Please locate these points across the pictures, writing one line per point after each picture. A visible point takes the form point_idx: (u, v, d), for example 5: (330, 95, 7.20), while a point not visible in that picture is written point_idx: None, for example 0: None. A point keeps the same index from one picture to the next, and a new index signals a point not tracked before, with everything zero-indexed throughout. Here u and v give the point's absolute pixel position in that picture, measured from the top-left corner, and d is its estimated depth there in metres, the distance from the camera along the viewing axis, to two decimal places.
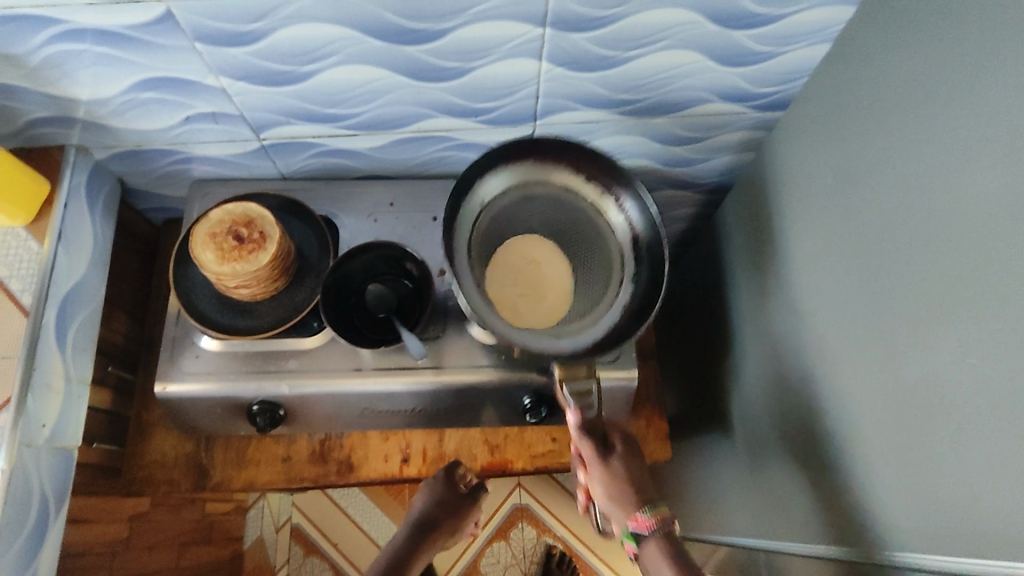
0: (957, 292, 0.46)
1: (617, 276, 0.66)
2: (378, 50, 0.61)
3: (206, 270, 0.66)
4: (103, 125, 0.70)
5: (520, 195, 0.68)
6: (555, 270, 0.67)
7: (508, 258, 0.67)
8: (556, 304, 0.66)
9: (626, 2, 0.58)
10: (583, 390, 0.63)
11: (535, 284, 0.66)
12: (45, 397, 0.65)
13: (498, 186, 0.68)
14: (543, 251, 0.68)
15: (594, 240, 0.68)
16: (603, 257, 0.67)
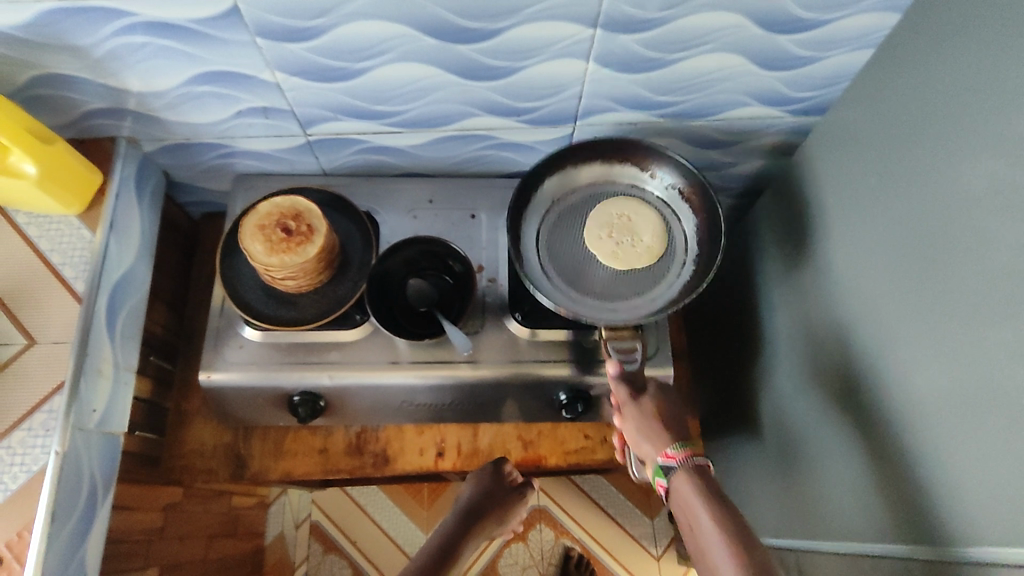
0: (1007, 290, 0.47)
1: (678, 258, 0.72)
2: (432, 49, 0.62)
3: (255, 261, 0.68)
4: (155, 118, 0.71)
5: (577, 195, 0.75)
6: (641, 217, 0.73)
7: (605, 215, 0.73)
8: (652, 248, 0.72)
9: (676, 5, 0.59)
10: (628, 346, 0.69)
11: (629, 234, 0.72)
12: (96, 382, 0.66)
13: (552, 188, 0.75)
14: (626, 204, 0.74)
15: (650, 215, 0.73)
16: (661, 227, 0.73)
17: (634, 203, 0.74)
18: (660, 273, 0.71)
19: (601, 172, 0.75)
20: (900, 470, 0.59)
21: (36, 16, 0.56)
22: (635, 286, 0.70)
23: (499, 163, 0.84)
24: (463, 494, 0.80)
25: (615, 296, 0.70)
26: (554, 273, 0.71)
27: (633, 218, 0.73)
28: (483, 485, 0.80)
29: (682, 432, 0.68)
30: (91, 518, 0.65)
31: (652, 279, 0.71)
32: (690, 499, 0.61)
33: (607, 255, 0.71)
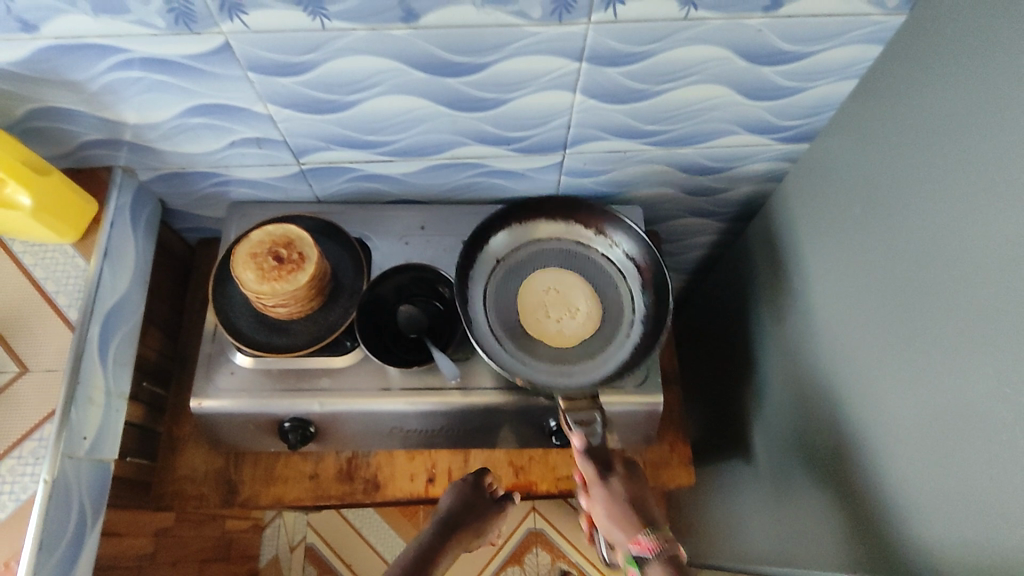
0: (994, 324, 0.48)
1: (628, 316, 0.76)
2: (421, 81, 0.64)
3: (247, 289, 0.68)
4: (150, 148, 0.72)
5: (524, 250, 0.78)
6: (573, 288, 0.77)
7: (537, 296, 0.76)
8: (589, 314, 0.76)
9: (661, 39, 0.60)
10: (585, 418, 0.69)
11: (565, 307, 0.76)
12: (87, 409, 0.67)
13: (502, 244, 0.78)
14: (554, 278, 0.77)
15: (599, 276, 0.78)
16: (609, 290, 0.77)
17: (563, 275, 0.77)
18: (607, 334, 0.75)
19: (553, 230, 0.79)
20: (895, 501, 0.59)
21: (34, 52, 0.57)
22: (585, 349, 0.74)
23: (491, 190, 0.85)
24: (441, 505, 0.74)
25: (566, 357, 0.73)
26: (503, 332, 0.74)
27: (565, 290, 0.77)
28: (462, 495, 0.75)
29: (652, 515, 0.68)
30: (79, 547, 0.65)
31: (601, 341, 0.74)
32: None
33: (547, 333, 0.74)
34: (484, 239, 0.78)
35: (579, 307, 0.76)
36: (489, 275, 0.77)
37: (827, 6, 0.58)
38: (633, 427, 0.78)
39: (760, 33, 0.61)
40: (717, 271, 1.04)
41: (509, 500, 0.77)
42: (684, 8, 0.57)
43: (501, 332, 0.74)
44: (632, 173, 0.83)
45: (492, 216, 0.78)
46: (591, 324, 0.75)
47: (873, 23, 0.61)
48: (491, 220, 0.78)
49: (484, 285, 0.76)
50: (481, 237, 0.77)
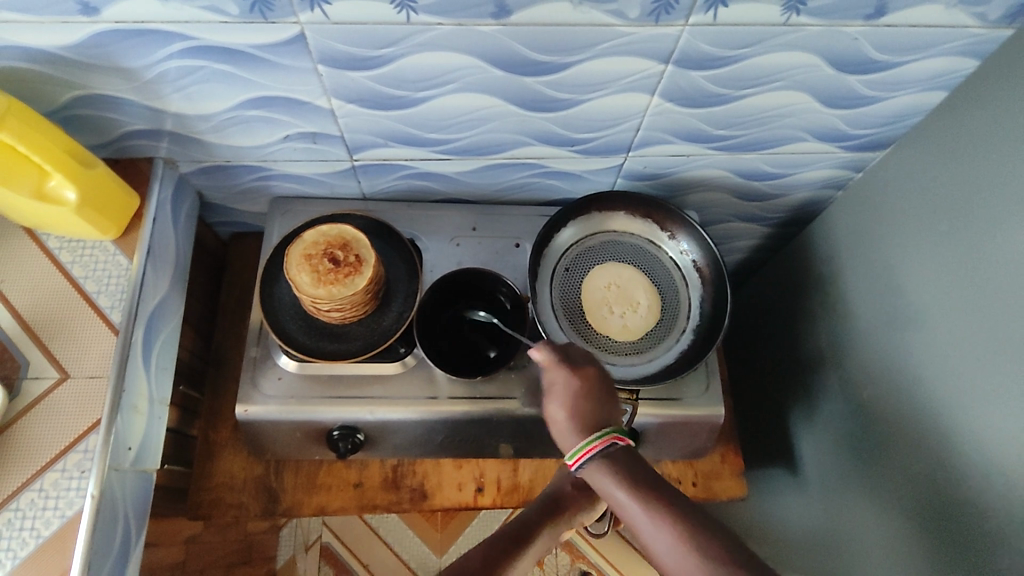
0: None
1: (681, 324, 0.74)
2: (497, 80, 0.60)
3: (302, 293, 0.65)
4: (197, 140, 0.68)
5: (594, 242, 0.77)
6: (634, 284, 0.75)
7: (598, 287, 0.75)
8: (651, 310, 0.74)
9: (754, 43, 0.58)
10: (618, 406, 0.66)
11: (627, 302, 0.74)
12: (131, 417, 0.63)
13: (566, 240, 0.76)
14: (617, 272, 0.76)
15: (666, 290, 0.76)
16: (672, 296, 0.75)
17: (619, 269, 0.76)
18: (661, 336, 0.73)
19: (623, 226, 0.78)
20: (977, 525, 0.58)
21: (89, 36, 0.53)
22: (637, 347, 0.73)
23: (544, 191, 0.82)
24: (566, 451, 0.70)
25: (615, 348, 0.72)
26: (564, 316, 0.73)
27: (625, 286, 0.75)
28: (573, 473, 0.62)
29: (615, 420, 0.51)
30: (123, 563, 0.62)
31: (650, 341, 0.73)
32: (598, 477, 0.47)
33: (606, 323, 0.73)
34: (558, 225, 0.76)
35: (640, 302, 0.75)
36: (556, 262, 0.76)
37: (929, 16, 0.56)
38: (690, 437, 0.76)
39: (855, 41, 0.59)
40: (761, 277, 1.03)
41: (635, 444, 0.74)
42: (786, 13, 0.54)
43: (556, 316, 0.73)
44: (690, 178, 0.81)
45: (571, 206, 0.76)
46: (651, 321, 0.74)
47: (971, 36, 0.59)
48: (572, 209, 0.76)
49: (550, 272, 0.75)
50: (557, 221, 0.76)
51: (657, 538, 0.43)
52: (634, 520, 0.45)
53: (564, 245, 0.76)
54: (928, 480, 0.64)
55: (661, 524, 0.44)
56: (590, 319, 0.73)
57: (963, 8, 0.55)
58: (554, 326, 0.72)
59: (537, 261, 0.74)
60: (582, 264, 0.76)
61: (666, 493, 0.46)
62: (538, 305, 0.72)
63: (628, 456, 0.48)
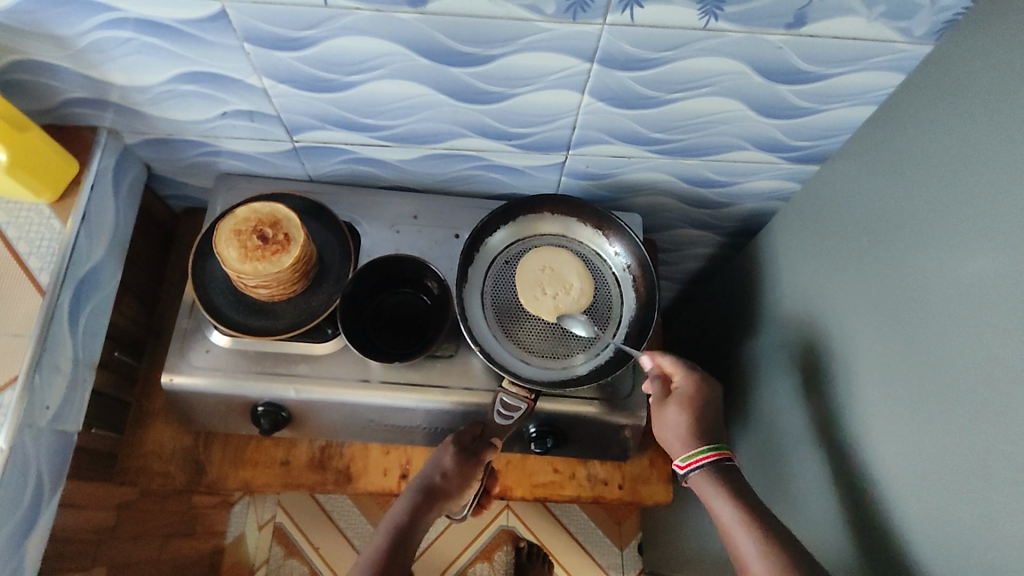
0: (983, 386, 0.47)
1: (605, 339, 0.73)
2: (424, 68, 0.61)
3: (228, 267, 0.66)
4: (138, 111, 0.69)
5: (539, 242, 0.77)
6: (568, 267, 0.75)
7: (532, 270, 0.75)
8: (582, 294, 0.74)
9: (677, 47, 0.58)
10: (513, 403, 0.69)
11: (560, 283, 0.74)
12: (52, 378, 0.64)
13: (509, 236, 0.77)
14: (554, 256, 0.75)
15: (600, 303, 0.75)
16: (603, 309, 0.74)
17: (558, 254, 0.76)
18: (582, 342, 0.73)
19: (570, 231, 0.78)
20: (876, 541, 0.58)
21: (16, 3, 0.54)
22: (554, 350, 0.72)
23: (489, 184, 0.83)
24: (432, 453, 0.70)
25: (532, 347, 0.72)
26: (491, 307, 0.73)
27: (559, 269, 0.75)
28: (442, 464, 0.67)
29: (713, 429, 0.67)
30: (34, 519, 0.63)
31: (571, 348, 0.72)
32: (710, 492, 0.63)
33: (536, 302, 0.73)
34: (506, 219, 0.77)
35: (573, 284, 0.74)
36: (496, 254, 0.76)
37: (851, 28, 0.56)
38: (615, 439, 0.76)
39: (780, 50, 0.59)
40: (714, 285, 1.03)
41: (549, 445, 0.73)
42: (704, 17, 0.55)
43: (481, 305, 0.73)
44: (635, 181, 0.81)
45: (520, 203, 0.76)
46: (582, 302, 0.73)
47: (896, 51, 0.59)
48: (521, 206, 0.76)
49: (488, 263, 0.75)
50: (505, 216, 0.76)
51: (741, 541, 0.59)
52: (733, 531, 0.60)
53: (509, 241, 0.77)
54: (839, 494, 0.64)
55: (752, 539, 0.58)
56: (514, 313, 0.73)
57: (884, 22, 0.55)
58: (478, 312, 0.73)
59: (473, 250, 0.75)
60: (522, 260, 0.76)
61: (765, 524, 0.59)
62: (465, 289, 0.73)
63: (730, 471, 0.63)
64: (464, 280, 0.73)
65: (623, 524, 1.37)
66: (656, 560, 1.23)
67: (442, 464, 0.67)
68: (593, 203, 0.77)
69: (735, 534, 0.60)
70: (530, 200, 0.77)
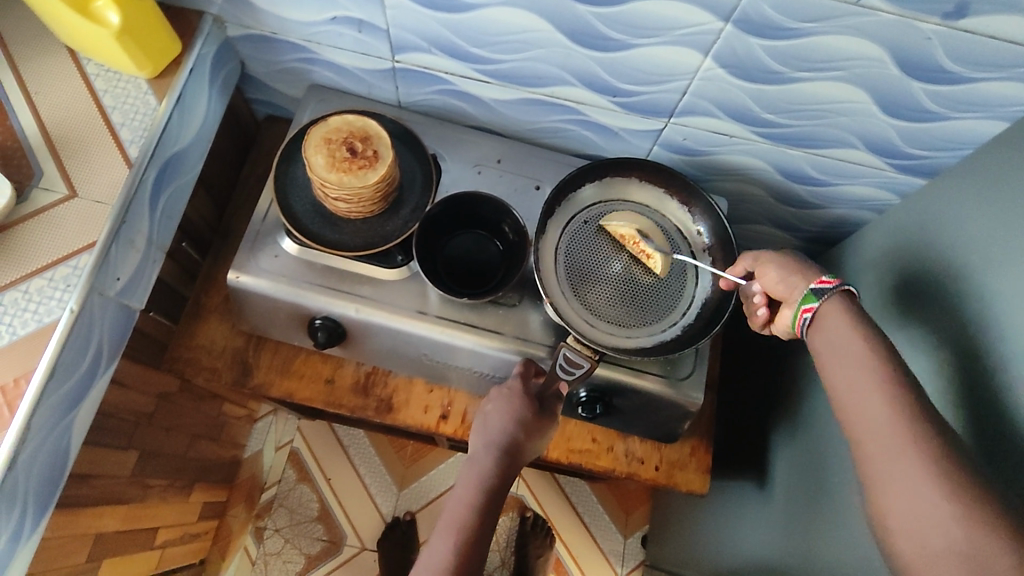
0: None
1: (673, 317, 0.71)
2: (549, 0, 0.59)
3: (314, 174, 0.66)
4: (249, 3, 0.68)
5: (623, 207, 0.75)
6: (647, 235, 0.73)
7: (610, 233, 0.72)
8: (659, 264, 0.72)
9: (822, 19, 0.55)
10: (577, 360, 0.66)
11: (638, 251, 0.72)
12: (127, 251, 0.64)
13: (593, 196, 0.75)
14: (636, 222, 0.73)
15: (674, 280, 0.72)
16: (677, 286, 0.72)
17: (639, 220, 0.73)
18: (651, 315, 0.71)
19: (655, 202, 0.75)
20: None
21: None
22: (622, 316, 0.70)
23: (578, 141, 0.80)
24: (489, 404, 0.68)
25: (600, 310, 0.70)
26: (565, 263, 0.72)
27: (638, 236, 0.72)
28: (517, 418, 0.65)
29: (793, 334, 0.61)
30: (88, 385, 0.64)
31: (638, 318, 0.70)
32: (839, 326, 0.53)
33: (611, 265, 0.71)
34: (593, 178, 0.75)
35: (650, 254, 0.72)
36: (578, 211, 0.74)
37: (1012, 30, 0.52)
38: (663, 418, 0.74)
39: (928, 41, 0.55)
40: None
41: (597, 407, 0.72)
42: None
43: (556, 259, 0.71)
44: (728, 163, 0.78)
45: (610, 163, 0.74)
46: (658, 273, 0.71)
47: None
48: (610, 166, 0.74)
49: (568, 218, 0.73)
50: (593, 175, 0.74)
51: (863, 376, 0.49)
52: (851, 363, 0.50)
53: (592, 201, 0.75)
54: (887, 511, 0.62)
55: (876, 376, 0.48)
56: (586, 275, 0.71)
57: None
58: (552, 265, 0.71)
59: (556, 203, 0.73)
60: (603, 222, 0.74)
61: (896, 363, 0.49)
62: (542, 239, 0.71)
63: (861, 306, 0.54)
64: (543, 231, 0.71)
65: (632, 514, 1.35)
66: (660, 554, 1.22)
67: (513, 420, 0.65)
68: (685, 177, 0.75)
69: (854, 367, 0.50)
70: (621, 164, 0.75)
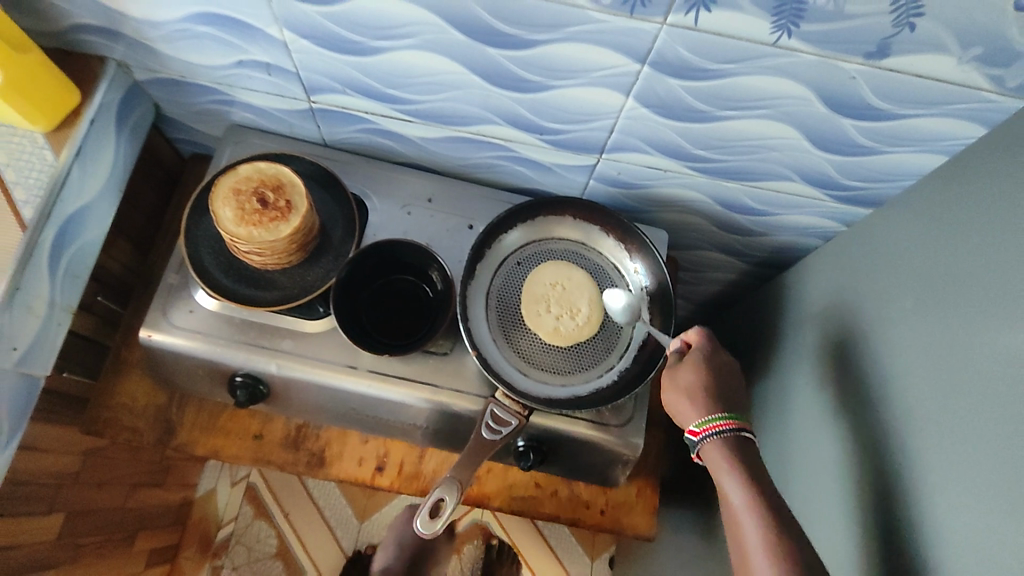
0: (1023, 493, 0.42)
1: (610, 361, 0.68)
2: (457, 44, 0.55)
3: (222, 228, 0.62)
4: (150, 47, 0.64)
5: (556, 246, 0.72)
6: (579, 285, 0.69)
7: (541, 284, 0.69)
8: (591, 318, 0.68)
9: (741, 60, 0.52)
10: (505, 417, 0.63)
11: (568, 304, 0.68)
12: (23, 318, 0.61)
13: (525, 236, 0.72)
14: (568, 272, 0.70)
15: (611, 324, 0.69)
16: (613, 330, 0.69)
17: (572, 271, 0.70)
18: (586, 361, 0.67)
19: (591, 239, 0.72)
20: None
21: None
22: (556, 364, 0.67)
23: (512, 176, 0.77)
24: None
25: (532, 359, 0.67)
26: (495, 310, 0.68)
27: (570, 287, 0.69)
28: None
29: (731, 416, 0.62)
30: None
31: (573, 365, 0.67)
32: (721, 466, 0.56)
33: (540, 319, 0.67)
34: (523, 219, 0.71)
35: (583, 306, 0.69)
36: (508, 255, 0.71)
37: (937, 69, 0.49)
38: (605, 464, 0.71)
39: (853, 80, 0.52)
40: (737, 315, 0.97)
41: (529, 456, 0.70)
42: (776, 32, 0.48)
43: (485, 308, 0.68)
44: (665, 196, 0.75)
45: (540, 202, 0.71)
46: (589, 327, 0.68)
47: (983, 100, 0.52)
48: (538, 206, 0.71)
49: (498, 262, 0.70)
50: (522, 216, 0.71)
51: (746, 524, 0.52)
52: (732, 511, 0.54)
53: (523, 243, 0.71)
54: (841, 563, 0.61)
55: (755, 522, 0.52)
56: (518, 322, 0.68)
57: (976, 67, 0.49)
58: (481, 314, 0.68)
59: (485, 246, 0.70)
60: (535, 264, 0.71)
61: (769, 506, 0.53)
62: (470, 286, 0.68)
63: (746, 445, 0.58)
64: (470, 279, 0.68)
65: (598, 536, 1.33)
66: None
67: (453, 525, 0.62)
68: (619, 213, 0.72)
69: (738, 518, 0.53)
70: (551, 202, 0.72)
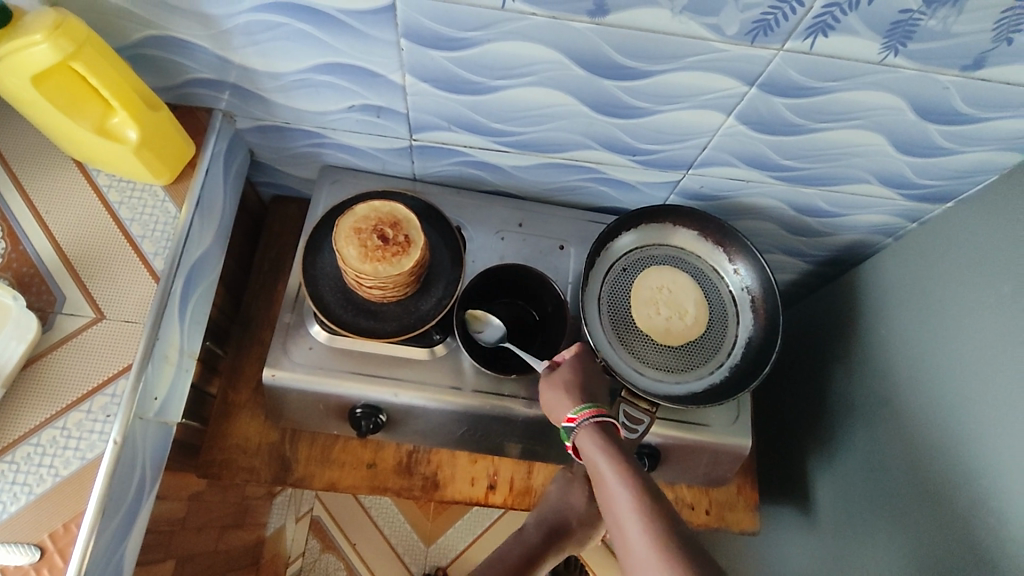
0: None
1: (718, 360, 0.72)
2: (576, 78, 0.59)
3: (347, 265, 0.64)
4: (262, 97, 0.67)
5: (658, 252, 0.76)
6: (683, 290, 0.74)
7: (648, 288, 0.74)
8: (696, 319, 0.73)
9: (844, 78, 0.57)
10: (637, 416, 0.66)
11: (675, 306, 0.74)
12: (161, 367, 0.62)
13: (629, 243, 0.76)
14: (673, 277, 0.75)
15: (715, 324, 0.74)
16: (717, 330, 0.73)
17: (676, 275, 0.75)
18: (696, 360, 0.72)
19: (691, 245, 0.76)
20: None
21: None
22: (669, 362, 0.71)
23: (594, 196, 0.81)
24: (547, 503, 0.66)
25: (646, 358, 0.71)
26: (608, 313, 0.72)
27: (675, 290, 0.74)
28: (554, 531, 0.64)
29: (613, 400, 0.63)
30: (136, 511, 0.61)
31: (683, 363, 0.71)
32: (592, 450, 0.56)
33: (650, 320, 0.72)
34: (627, 227, 0.75)
35: (688, 309, 0.74)
36: (615, 261, 0.75)
37: None
38: (713, 464, 0.75)
39: (945, 90, 0.57)
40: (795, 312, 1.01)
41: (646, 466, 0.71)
42: (884, 52, 0.53)
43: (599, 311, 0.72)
44: (742, 204, 0.80)
45: (642, 210, 0.75)
46: (695, 328, 0.73)
47: None
48: (642, 214, 0.75)
49: (607, 269, 0.74)
50: (626, 224, 0.75)
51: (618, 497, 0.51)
52: (609, 488, 0.53)
53: (628, 250, 0.75)
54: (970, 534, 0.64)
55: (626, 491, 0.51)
56: (630, 325, 0.72)
57: None
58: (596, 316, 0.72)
59: (595, 255, 0.73)
60: (641, 269, 0.75)
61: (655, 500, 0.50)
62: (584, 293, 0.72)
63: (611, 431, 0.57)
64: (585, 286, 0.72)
65: None
66: None
67: (575, 501, 0.66)
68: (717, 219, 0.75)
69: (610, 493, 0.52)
70: (653, 211, 0.75)
